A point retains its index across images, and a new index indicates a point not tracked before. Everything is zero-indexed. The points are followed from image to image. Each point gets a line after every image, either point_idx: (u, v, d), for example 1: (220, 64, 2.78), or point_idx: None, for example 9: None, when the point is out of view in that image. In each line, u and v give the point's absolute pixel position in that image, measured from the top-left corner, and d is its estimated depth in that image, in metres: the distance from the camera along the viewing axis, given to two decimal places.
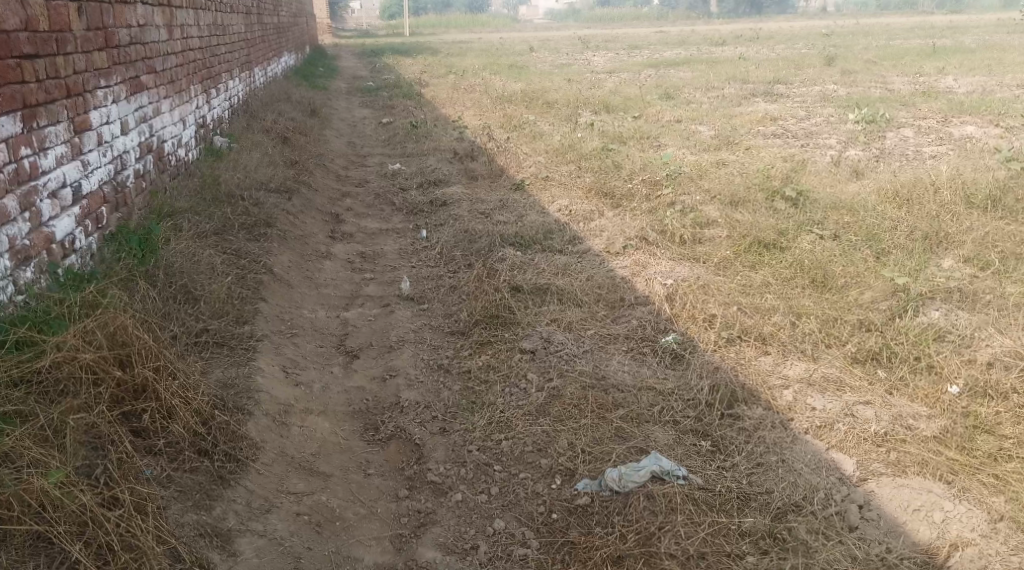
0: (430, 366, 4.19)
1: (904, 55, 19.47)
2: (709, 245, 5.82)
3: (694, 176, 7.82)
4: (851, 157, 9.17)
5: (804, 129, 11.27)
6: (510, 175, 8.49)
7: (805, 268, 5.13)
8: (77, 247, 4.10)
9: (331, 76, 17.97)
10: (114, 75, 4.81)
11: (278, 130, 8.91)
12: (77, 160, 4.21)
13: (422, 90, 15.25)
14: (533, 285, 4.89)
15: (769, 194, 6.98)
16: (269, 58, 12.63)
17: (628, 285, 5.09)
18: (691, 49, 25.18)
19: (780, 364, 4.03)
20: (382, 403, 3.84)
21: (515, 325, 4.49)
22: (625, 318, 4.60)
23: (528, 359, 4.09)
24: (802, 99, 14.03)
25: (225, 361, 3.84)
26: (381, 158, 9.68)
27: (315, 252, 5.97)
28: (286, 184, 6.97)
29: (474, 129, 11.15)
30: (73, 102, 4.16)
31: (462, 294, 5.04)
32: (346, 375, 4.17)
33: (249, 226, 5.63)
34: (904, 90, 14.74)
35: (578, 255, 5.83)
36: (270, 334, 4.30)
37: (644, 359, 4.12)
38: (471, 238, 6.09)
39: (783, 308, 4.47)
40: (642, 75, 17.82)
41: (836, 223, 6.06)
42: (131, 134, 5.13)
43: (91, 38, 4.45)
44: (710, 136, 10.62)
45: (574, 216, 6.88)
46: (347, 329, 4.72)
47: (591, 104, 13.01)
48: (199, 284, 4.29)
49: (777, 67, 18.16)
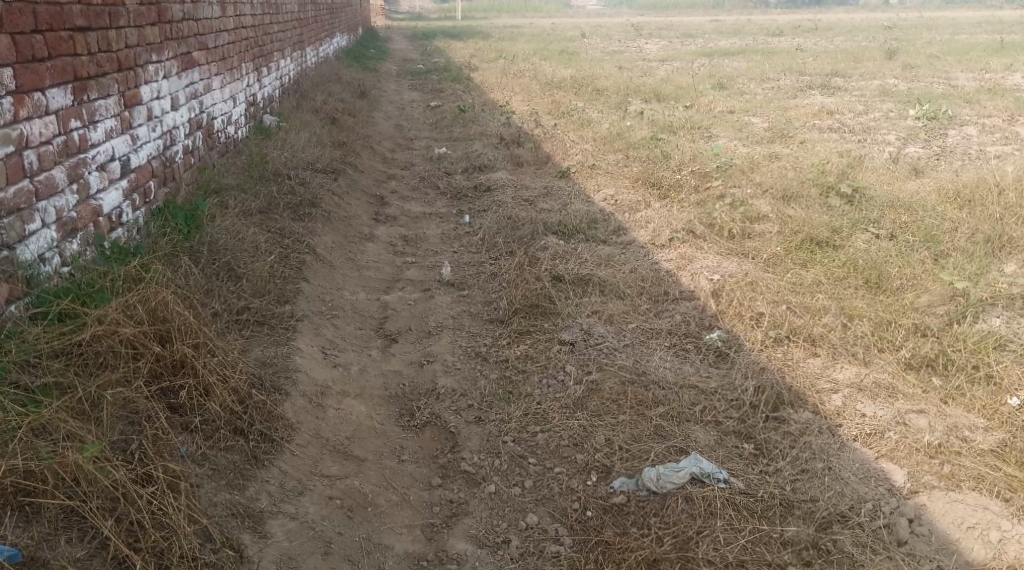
0: (468, 354, 4.15)
1: (969, 50, 18.85)
2: (758, 241, 5.67)
3: (745, 170, 7.64)
4: (910, 154, 8.89)
5: (861, 124, 10.95)
6: (556, 162, 8.40)
7: (859, 268, 4.96)
8: (124, 221, 4.13)
9: (382, 57, 18.00)
10: (165, 51, 4.83)
11: (327, 110, 8.93)
12: (127, 134, 4.23)
13: (471, 74, 15.19)
14: (575, 275, 4.81)
15: (823, 190, 6.79)
16: (321, 38, 12.68)
17: (673, 279, 4.97)
18: (747, 39, 24.71)
19: (829, 367, 3.89)
20: (418, 389, 3.80)
21: (555, 315, 4.41)
22: (669, 312, 4.50)
23: (567, 351, 4.01)
24: (861, 93, 13.65)
25: (264, 340, 3.84)
26: (427, 142, 9.65)
27: (358, 234, 5.96)
28: (332, 165, 6.97)
29: (521, 114, 11.07)
30: (124, 76, 4.18)
31: (503, 281, 4.98)
32: (384, 359, 4.14)
33: (293, 205, 5.63)
34: (968, 86, 14.24)
35: (623, 246, 5.72)
36: (310, 315, 4.29)
37: (687, 356, 4.02)
38: (514, 226, 6.03)
39: (834, 309, 4.33)
40: (695, 64, 17.51)
41: (893, 223, 5.86)
42: (181, 110, 5.15)
43: (143, 13, 4.47)
44: (763, 129, 10.38)
45: (620, 206, 6.77)
46: (386, 312, 4.69)
47: (641, 92, 12.82)
48: (242, 262, 4.30)
49: (835, 60, 17.70)
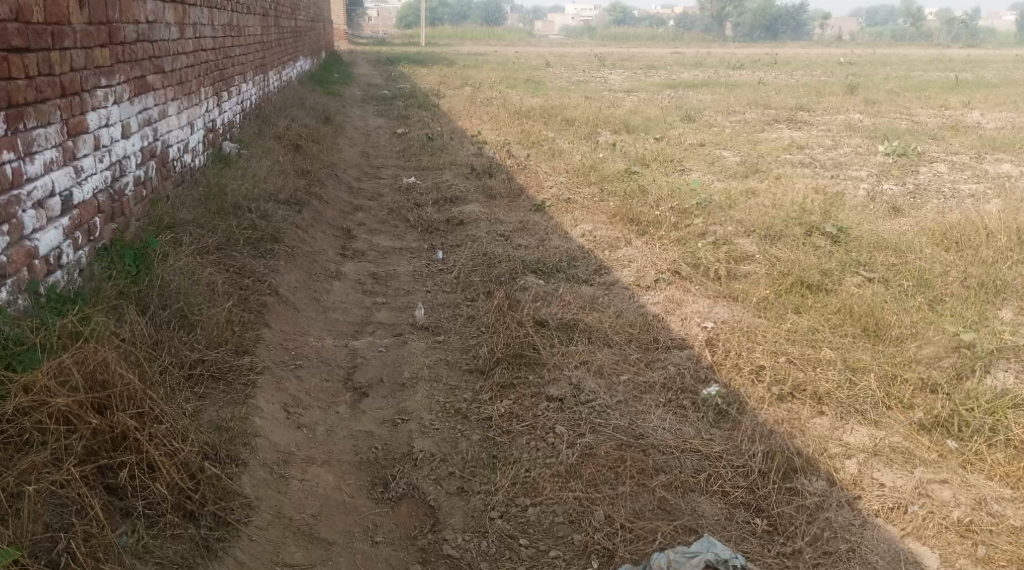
0: (446, 410, 3.79)
1: (928, 87, 19.17)
2: (747, 282, 5.42)
3: (724, 207, 7.43)
4: (885, 191, 8.78)
5: (832, 159, 10.88)
6: (530, 194, 8.11)
7: (855, 314, 4.72)
8: (64, 263, 3.71)
9: (345, 82, 17.64)
10: (116, 74, 4.44)
11: (290, 137, 8.54)
12: (70, 166, 3.83)
13: (438, 101, 14.91)
14: (559, 321, 4.49)
15: (807, 229, 6.59)
16: (285, 62, 12.30)
17: (662, 324, 4.68)
18: (709, 72, 24.94)
19: (839, 428, 3.63)
20: (393, 453, 3.43)
21: (541, 366, 4.08)
22: (661, 363, 4.19)
23: (556, 409, 3.68)
24: (827, 128, 13.66)
25: (219, 400, 3.45)
26: (395, 171, 9.30)
27: (323, 271, 5.58)
28: (296, 196, 6.59)
29: (491, 144, 10.77)
30: (68, 102, 3.79)
31: (482, 326, 4.65)
32: (353, 416, 3.76)
33: (254, 241, 5.24)
34: (932, 123, 14.33)
35: (606, 287, 5.42)
36: (272, 367, 3.91)
37: (685, 414, 3.70)
38: (490, 264, 5.71)
39: (838, 362, 4.07)
40: (662, 95, 17.49)
41: (882, 265, 5.66)
42: (133, 139, 4.75)
43: (92, 33, 4.09)
44: (735, 162, 10.23)
45: (599, 243, 6.48)
46: (356, 360, 4.32)
47: (610, 123, 12.64)
48: (197, 307, 3.91)
49: (798, 93, 17.78)
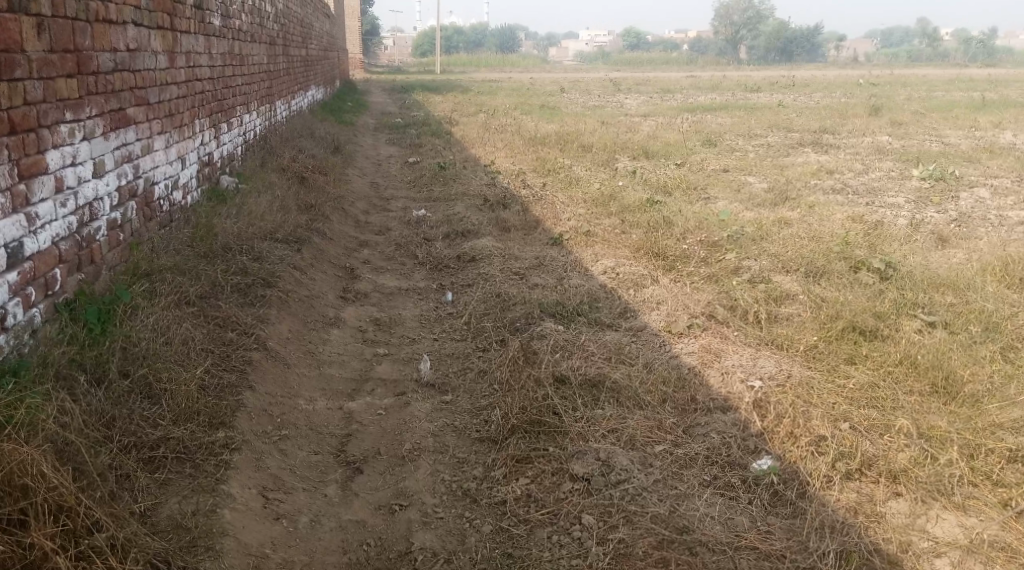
0: (453, 492, 3.27)
1: (953, 107, 18.57)
2: (791, 327, 4.84)
3: (757, 239, 6.87)
4: (927, 220, 8.19)
5: (865, 184, 10.30)
6: (547, 227, 7.57)
7: (920, 367, 4.14)
8: (10, 326, 3.21)
9: (358, 110, 17.20)
10: (87, 107, 3.96)
11: (293, 169, 8.08)
12: (21, 213, 3.36)
13: (451, 129, 14.45)
14: (583, 377, 3.94)
15: (851, 264, 6.00)
16: (293, 91, 11.87)
17: (699, 380, 4.10)
18: (726, 95, 24.46)
19: (920, 515, 3.07)
20: (388, 552, 2.98)
21: (562, 434, 3.53)
22: (702, 429, 3.61)
23: (581, 493, 3.17)
24: (856, 151, 13.07)
25: (183, 489, 3.01)
26: (404, 202, 8.80)
27: (321, 318, 5.05)
28: (295, 234, 6.11)
29: (505, 172, 10.28)
30: (18, 139, 3.34)
31: (494, 382, 4.10)
32: (345, 499, 3.25)
33: (243, 287, 4.74)
34: (964, 145, 13.67)
35: (633, 333, 4.86)
36: (251, 441, 3.40)
37: (734, 498, 3.16)
38: (505, 307, 5.18)
39: (910, 429, 3.49)
40: (680, 119, 16.98)
41: (942, 305, 5.06)
42: (109, 177, 4.27)
43: (54, 61, 3.63)
44: (763, 189, 9.66)
45: (623, 282, 5.93)
46: (351, 425, 3.77)
47: (629, 150, 12.11)
48: (164, 372, 3.43)
49: (820, 116, 17.20)
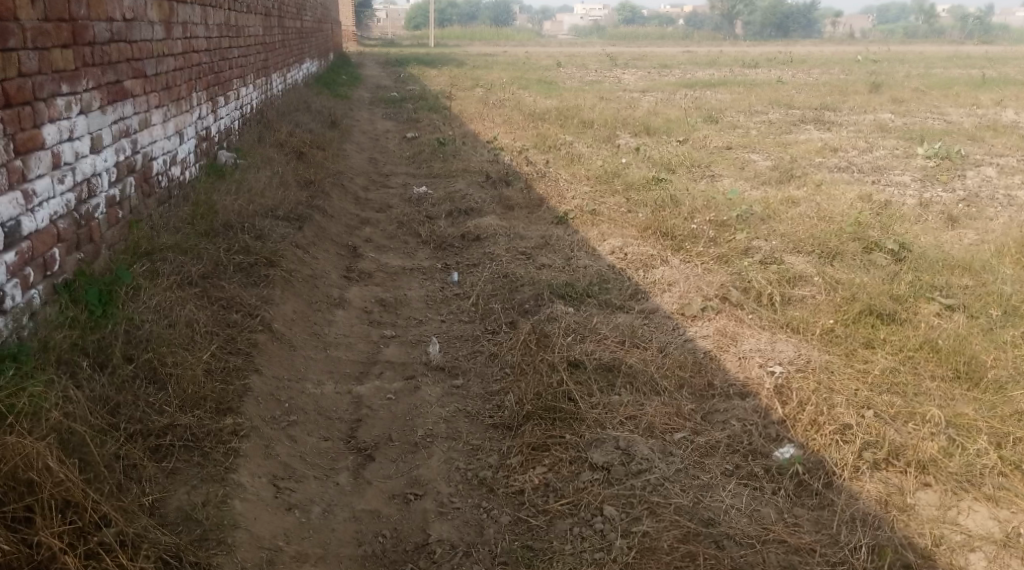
0: (469, 481, 3.18)
1: (954, 85, 18.44)
2: (806, 309, 4.74)
3: (766, 219, 6.75)
4: (935, 199, 8.08)
5: (870, 162, 10.17)
6: (551, 205, 7.43)
7: (942, 353, 4.05)
8: (9, 308, 3.08)
9: (353, 84, 16.93)
10: (83, 79, 3.80)
11: (292, 145, 7.90)
12: (18, 190, 3.22)
13: (449, 103, 14.24)
14: (597, 362, 3.84)
15: (864, 245, 5.89)
16: (289, 64, 11.63)
17: (716, 364, 4.00)
18: (724, 70, 24.23)
19: (951, 508, 3.02)
20: (404, 544, 2.89)
21: (578, 421, 3.43)
22: (721, 416, 3.52)
23: (601, 482, 3.08)
24: (858, 128, 12.93)
25: (191, 479, 2.92)
26: (404, 179, 8.65)
27: (326, 298, 4.93)
28: (297, 211, 5.97)
29: (506, 148, 10.12)
30: (14, 113, 3.19)
31: (505, 366, 4.00)
32: (357, 487, 3.15)
33: (246, 267, 4.61)
34: (968, 123, 13.55)
35: (645, 315, 4.76)
36: (259, 427, 3.30)
37: (758, 488, 3.08)
38: (513, 288, 5.06)
39: (936, 417, 3.42)
40: (680, 95, 16.78)
41: (958, 288, 4.97)
42: (107, 153, 4.12)
43: (49, 31, 3.47)
44: (768, 167, 9.52)
45: (631, 262, 5.82)
46: (360, 410, 3.67)
47: (630, 126, 11.94)
48: (168, 357, 3.32)
49: (821, 93, 17.03)
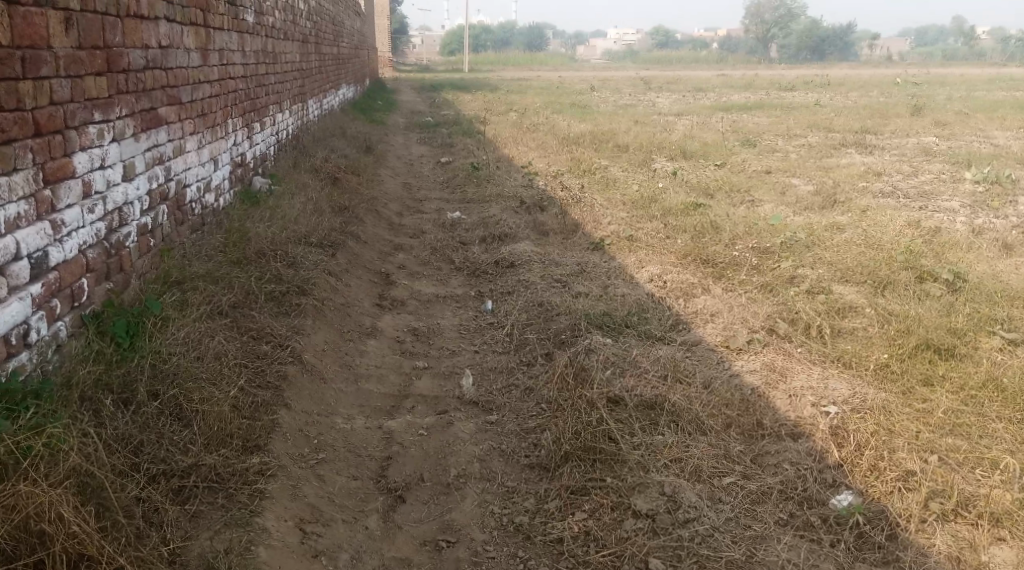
0: (505, 527, 3.02)
1: (999, 107, 17.99)
2: (858, 343, 4.50)
3: (811, 246, 6.51)
4: (987, 226, 7.77)
5: (916, 187, 9.87)
6: (587, 231, 7.27)
7: (1009, 393, 3.80)
8: (34, 341, 3.01)
9: (388, 110, 16.98)
10: (117, 107, 3.75)
11: (326, 170, 7.85)
12: (47, 220, 3.15)
13: (483, 128, 14.18)
14: (640, 399, 3.62)
15: (916, 274, 5.63)
16: (325, 90, 11.66)
17: (765, 402, 3.77)
18: (760, 93, 23.98)
19: None
20: None
21: (620, 463, 3.23)
22: (773, 459, 3.31)
23: (646, 532, 2.90)
24: (902, 152, 12.60)
25: (214, 523, 2.80)
26: (437, 204, 8.55)
27: (358, 327, 4.81)
28: (329, 238, 5.87)
29: (541, 173, 10.00)
30: (44, 142, 3.13)
31: (542, 402, 3.82)
32: (388, 532, 3.00)
33: (277, 296, 4.51)
34: (1016, 146, 13.16)
35: (687, 348, 4.56)
36: (287, 467, 3.17)
37: (815, 542, 2.88)
38: (549, 318, 4.90)
39: (1009, 465, 3.19)
40: (717, 119, 16.57)
41: (1020, 321, 4.70)
42: (140, 180, 4.06)
43: (83, 58, 3.42)
44: (810, 192, 9.26)
45: (671, 290, 5.63)
46: (390, 445, 3.51)
47: (666, 150, 11.75)
48: (195, 392, 3.21)
49: (861, 116, 16.69)
